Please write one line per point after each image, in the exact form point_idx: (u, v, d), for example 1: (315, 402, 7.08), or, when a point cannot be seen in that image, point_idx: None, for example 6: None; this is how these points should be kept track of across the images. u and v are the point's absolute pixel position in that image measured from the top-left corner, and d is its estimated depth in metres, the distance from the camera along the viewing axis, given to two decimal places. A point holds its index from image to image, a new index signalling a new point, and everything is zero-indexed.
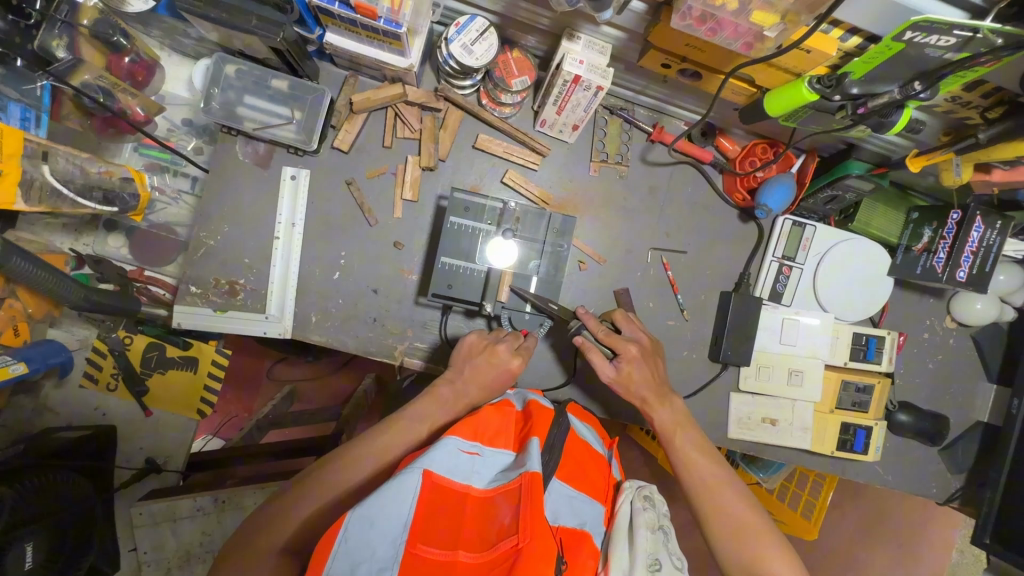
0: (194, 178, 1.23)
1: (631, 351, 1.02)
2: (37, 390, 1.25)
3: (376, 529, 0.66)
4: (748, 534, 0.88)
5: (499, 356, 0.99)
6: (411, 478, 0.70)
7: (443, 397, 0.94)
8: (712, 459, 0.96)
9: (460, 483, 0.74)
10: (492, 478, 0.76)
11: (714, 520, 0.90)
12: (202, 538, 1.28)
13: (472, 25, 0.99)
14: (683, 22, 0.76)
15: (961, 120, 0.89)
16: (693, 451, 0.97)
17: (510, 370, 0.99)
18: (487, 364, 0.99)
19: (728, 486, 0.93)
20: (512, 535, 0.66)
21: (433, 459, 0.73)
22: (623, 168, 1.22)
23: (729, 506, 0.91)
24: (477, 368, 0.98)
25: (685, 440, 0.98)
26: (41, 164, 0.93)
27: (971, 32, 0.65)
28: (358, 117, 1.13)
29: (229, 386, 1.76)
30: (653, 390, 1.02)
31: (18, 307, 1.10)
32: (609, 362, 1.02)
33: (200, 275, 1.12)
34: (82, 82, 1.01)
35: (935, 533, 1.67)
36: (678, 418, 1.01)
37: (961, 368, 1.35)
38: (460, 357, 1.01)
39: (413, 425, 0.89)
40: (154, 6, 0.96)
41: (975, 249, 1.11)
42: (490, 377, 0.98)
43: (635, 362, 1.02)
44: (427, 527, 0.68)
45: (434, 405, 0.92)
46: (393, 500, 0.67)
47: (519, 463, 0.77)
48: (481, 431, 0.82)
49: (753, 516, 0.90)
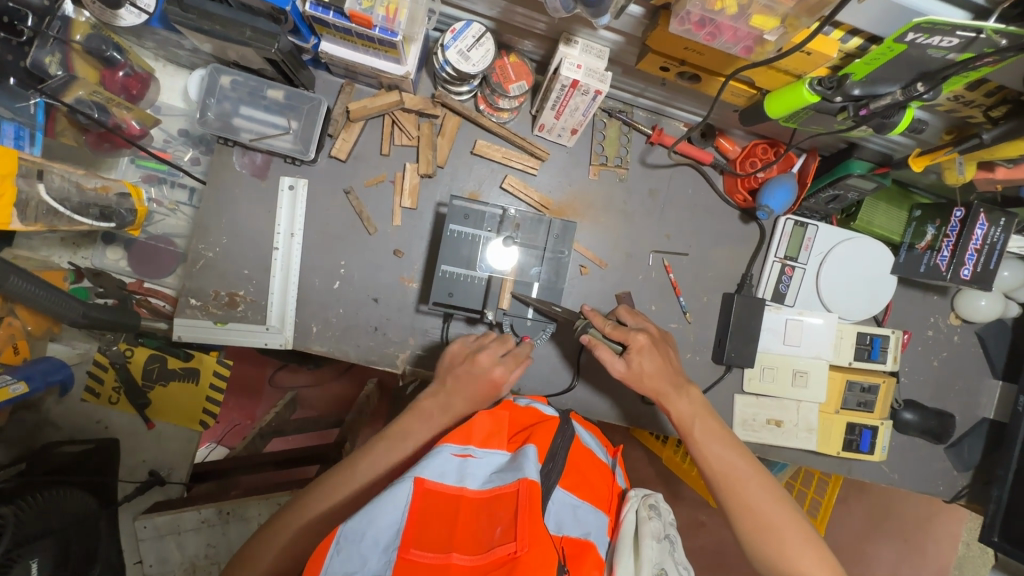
0: (191, 189, 1.23)
1: (641, 341, 0.99)
2: (39, 405, 1.24)
3: (369, 539, 0.65)
4: (775, 532, 0.86)
5: (475, 367, 0.93)
6: (401, 488, 0.70)
7: (429, 411, 0.91)
8: (734, 450, 0.93)
9: (453, 486, 0.73)
10: (486, 479, 0.75)
11: (740, 517, 0.88)
12: (207, 550, 1.28)
13: (468, 31, 0.98)
14: (681, 27, 0.75)
15: (964, 119, 0.88)
16: (713, 445, 0.94)
17: (492, 379, 0.93)
18: (467, 378, 0.93)
19: (754, 481, 0.90)
20: (509, 542, 0.65)
21: (425, 467, 0.73)
22: (622, 171, 1.21)
23: (756, 504, 0.88)
24: (459, 383, 0.93)
25: (705, 433, 0.95)
26: (37, 182, 0.90)
27: (974, 33, 0.64)
28: (355, 125, 1.12)
29: (231, 393, 1.76)
30: (667, 380, 0.99)
31: (19, 325, 1.08)
32: (618, 356, 1.01)
33: (200, 288, 1.12)
34: (78, 98, 0.99)
35: (942, 528, 1.66)
36: (698, 410, 0.97)
37: (966, 364, 1.35)
38: (441, 369, 0.96)
39: (408, 433, 0.89)
40: (148, 18, 0.95)
41: (980, 246, 1.10)
42: (472, 393, 0.92)
43: (645, 352, 0.99)
44: (421, 532, 0.67)
45: (419, 420, 0.90)
46: (383, 510, 0.67)
47: (514, 465, 0.75)
48: (475, 432, 0.81)
49: (779, 513, 0.87)
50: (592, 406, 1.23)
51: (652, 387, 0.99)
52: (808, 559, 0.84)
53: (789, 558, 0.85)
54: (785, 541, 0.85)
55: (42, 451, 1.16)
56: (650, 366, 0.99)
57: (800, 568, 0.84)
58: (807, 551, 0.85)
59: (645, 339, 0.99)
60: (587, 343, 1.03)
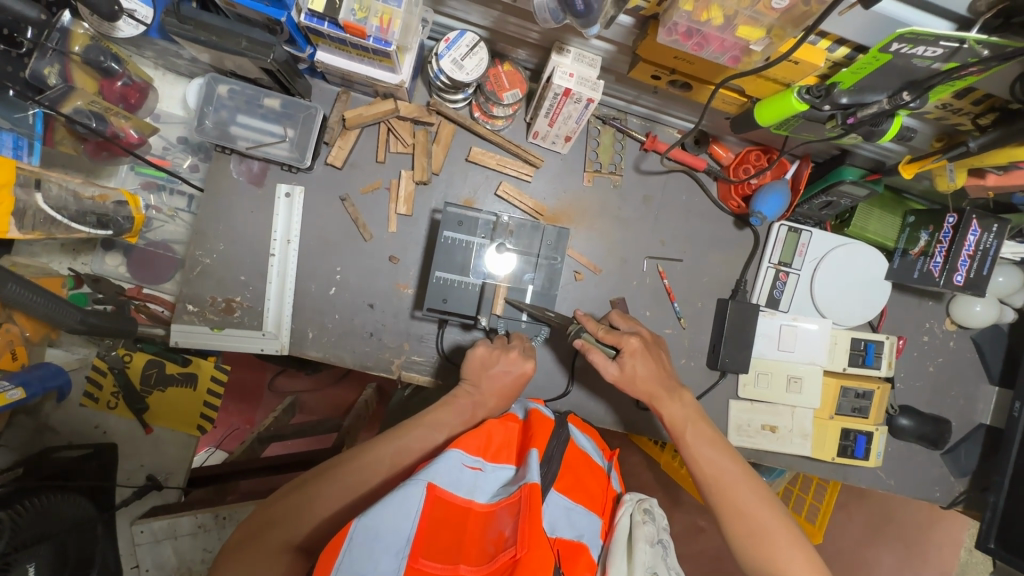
0: (190, 196, 1.24)
1: (633, 344, 1.00)
2: (37, 410, 1.24)
3: (381, 541, 0.64)
4: (764, 536, 0.85)
5: (510, 364, 0.98)
6: (415, 490, 0.69)
7: (463, 407, 0.93)
8: (725, 452, 0.93)
9: (462, 497, 0.74)
10: (493, 492, 0.76)
11: (729, 520, 0.88)
12: (203, 555, 1.27)
13: (461, 40, 0.99)
14: (669, 37, 0.76)
15: (954, 127, 0.89)
16: (704, 448, 0.94)
17: (525, 373, 0.98)
18: (500, 376, 0.97)
19: (744, 485, 0.89)
20: (511, 546, 0.66)
21: (437, 472, 0.72)
22: (617, 177, 1.22)
23: (745, 508, 0.87)
24: (491, 380, 0.97)
25: (697, 436, 0.95)
26: (35, 191, 0.92)
27: (957, 43, 0.65)
28: (351, 133, 1.13)
29: (230, 398, 1.77)
30: (659, 383, 0.99)
31: (17, 331, 1.09)
32: (611, 360, 1.01)
33: (197, 293, 1.13)
34: (75, 108, 1.00)
35: (942, 534, 1.65)
36: (690, 414, 0.98)
37: (961, 370, 1.35)
38: (473, 370, 0.98)
39: (427, 433, 0.87)
40: (146, 29, 0.97)
41: (972, 253, 1.10)
42: (504, 388, 0.97)
43: (638, 356, 1.00)
44: (429, 542, 0.67)
45: (445, 415, 0.90)
46: (397, 513, 0.66)
47: (519, 477, 0.76)
48: (485, 445, 0.82)
49: (769, 517, 0.86)
50: (587, 411, 1.23)
51: (645, 390, 1.00)
52: (797, 565, 0.83)
53: (777, 563, 0.84)
54: (774, 546, 0.84)
55: (41, 457, 1.17)
56: (643, 369, 1.00)
57: (788, 574, 0.82)
58: (795, 556, 0.83)
59: (637, 342, 1.00)
60: (580, 347, 1.03)
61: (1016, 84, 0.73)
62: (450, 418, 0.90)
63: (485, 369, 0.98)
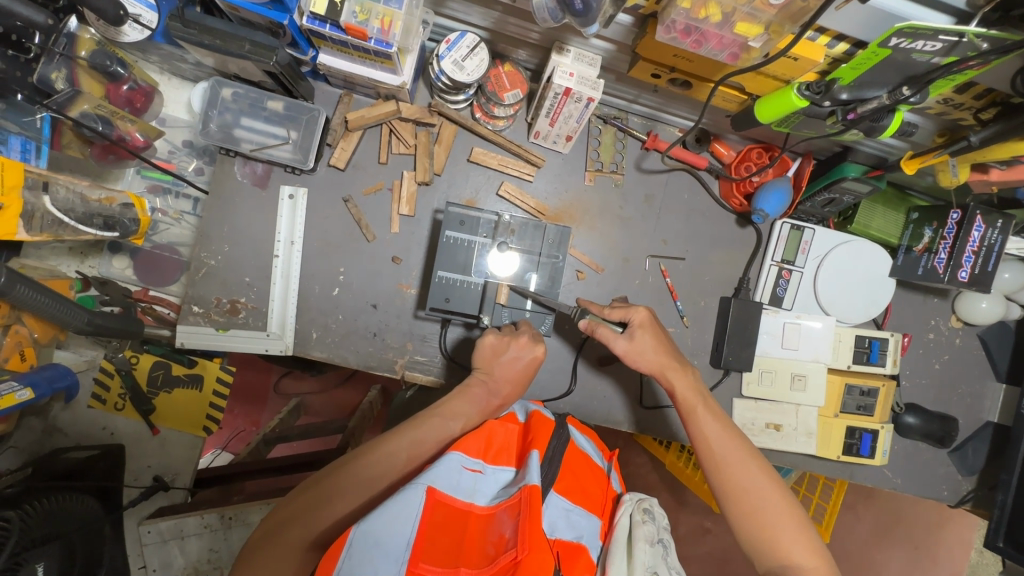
0: (195, 200, 1.26)
1: (641, 316, 1.01)
2: (46, 411, 1.26)
3: (380, 547, 0.64)
4: (767, 516, 0.84)
5: (513, 356, 0.98)
6: (413, 496, 0.69)
7: (474, 398, 0.93)
8: (733, 432, 0.92)
9: (462, 500, 0.74)
10: (493, 495, 0.77)
11: (732, 498, 0.87)
12: (208, 556, 1.26)
13: (462, 41, 0.99)
14: (668, 34, 0.77)
15: (955, 121, 0.89)
16: (714, 425, 0.93)
17: (529, 363, 0.98)
18: (511, 363, 0.97)
19: (751, 464, 0.88)
20: (512, 547, 0.66)
21: (437, 476, 0.72)
22: (618, 176, 1.22)
23: (750, 486, 0.86)
24: (502, 369, 0.97)
25: (707, 411, 0.94)
26: (42, 194, 0.94)
27: (956, 37, 0.65)
28: (354, 134, 1.14)
29: (235, 400, 1.78)
30: (670, 357, 0.99)
31: (24, 332, 1.11)
32: (619, 335, 1.01)
33: (202, 295, 1.14)
34: (82, 112, 1.02)
35: (953, 535, 1.63)
36: (702, 390, 0.97)
37: (967, 367, 1.34)
38: (477, 362, 0.98)
39: (442, 424, 0.87)
40: (150, 34, 0.98)
41: (977, 249, 1.09)
42: (511, 381, 0.97)
43: (647, 328, 1.00)
44: (428, 546, 0.67)
45: (454, 408, 0.90)
46: (396, 518, 0.66)
47: (518, 479, 0.76)
48: (483, 448, 0.82)
49: (773, 498, 0.85)
50: (590, 409, 1.24)
51: (655, 360, 0.99)
52: (798, 546, 0.82)
53: (779, 545, 0.82)
54: (776, 526, 0.83)
55: (50, 457, 1.19)
56: (650, 343, 0.99)
57: (789, 555, 0.81)
58: (797, 537, 0.82)
59: (645, 315, 1.01)
60: (587, 327, 1.03)
61: (1017, 78, 0.72)
62: (465, 409, 0.90)
63: (486, 367, 0.98)
